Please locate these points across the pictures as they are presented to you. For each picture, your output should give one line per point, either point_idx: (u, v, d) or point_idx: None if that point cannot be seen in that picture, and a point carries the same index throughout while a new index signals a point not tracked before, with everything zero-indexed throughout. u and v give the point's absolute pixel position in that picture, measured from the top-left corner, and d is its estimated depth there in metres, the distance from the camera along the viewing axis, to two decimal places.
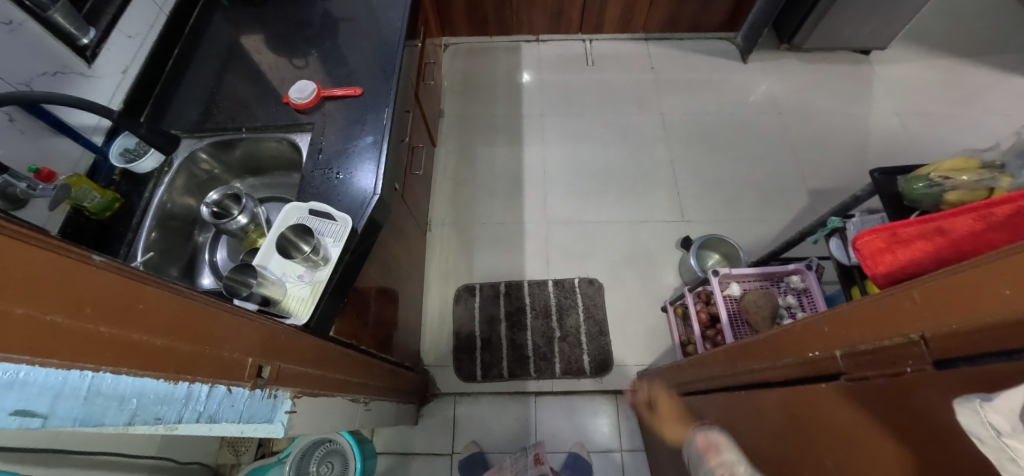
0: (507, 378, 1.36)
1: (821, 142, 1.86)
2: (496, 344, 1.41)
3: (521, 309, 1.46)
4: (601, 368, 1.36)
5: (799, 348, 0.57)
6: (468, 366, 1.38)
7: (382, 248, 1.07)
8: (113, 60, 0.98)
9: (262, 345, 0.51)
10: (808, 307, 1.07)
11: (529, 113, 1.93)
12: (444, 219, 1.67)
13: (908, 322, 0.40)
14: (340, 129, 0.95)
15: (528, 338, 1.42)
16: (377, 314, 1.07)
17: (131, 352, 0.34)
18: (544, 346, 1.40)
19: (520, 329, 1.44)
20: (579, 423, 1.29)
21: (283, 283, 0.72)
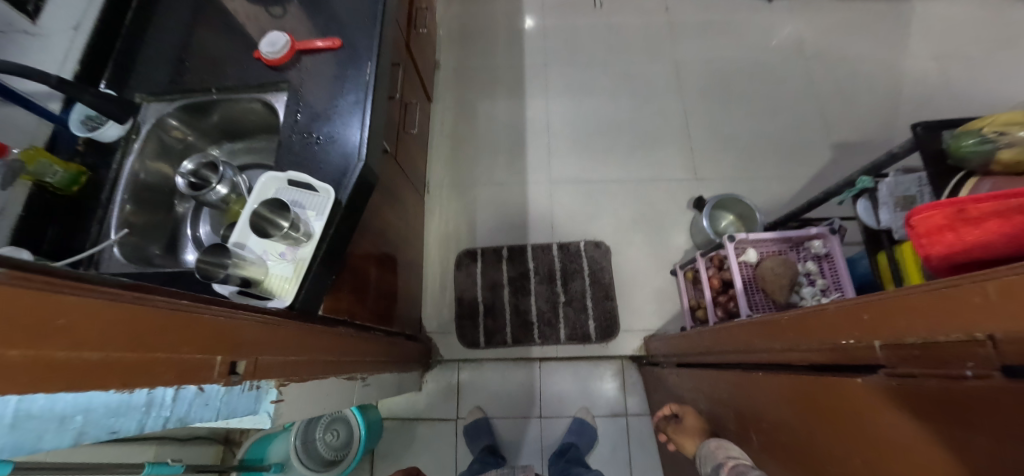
0: (510, 344, 1.33)
1: (851, 90, 1.70)
2: (499, 311, 1.38)
3: (525, 275, 1.41)
4: (607, 335, 1.33)
5: (823, 334, 0.51)
6: (470, 333, 1.35)
7: (375, 217, 1.01)
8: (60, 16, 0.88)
9: (234, 338, 0.47)
10: (828, 273, 1.00)
11: (532, 63, 1.77)
12: (443, 182, 1.58)
13: (961, 319, 0.33)
14: (319, 87, 0.85)
15: (532, 304, 1.37)
16: (376, 284, 1.03)
17: (60, 371, 0.29)
18: (548, 311, 1.37)
19: (523, 296, 1.39)
20: (583, 388, 1.28)
21: (265, 261, 0.67)
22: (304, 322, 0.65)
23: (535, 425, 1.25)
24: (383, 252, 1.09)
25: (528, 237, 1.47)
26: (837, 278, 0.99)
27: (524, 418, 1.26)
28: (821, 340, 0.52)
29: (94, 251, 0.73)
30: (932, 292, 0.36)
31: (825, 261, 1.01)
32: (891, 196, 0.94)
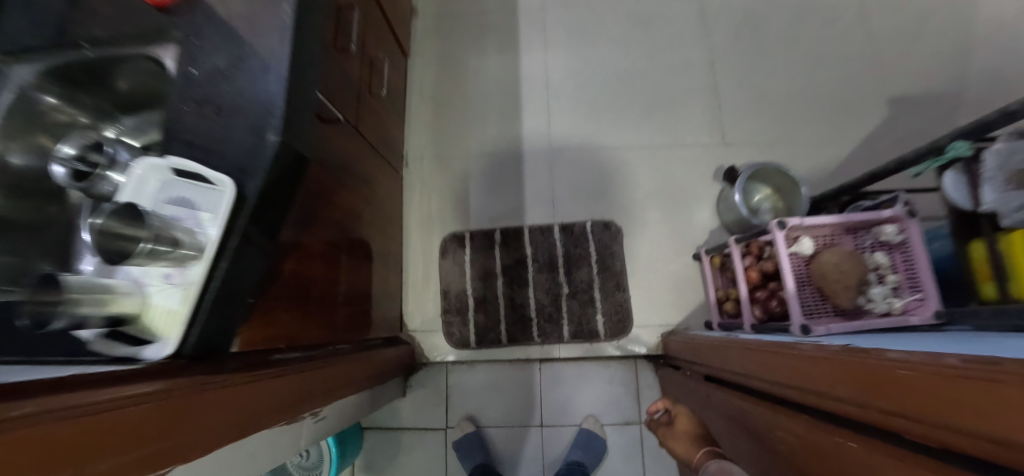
0: (506, 344, 1.14)
1: (915, 27, 1.39)
2: (492, 305, 1.17)
3: (522, 263, 1.19)
4: (616, 333, 1.13)
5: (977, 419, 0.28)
6: (460, 330, 1.16)
7: (327, 204, 0.79)
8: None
9: (96, 437, 0.27)
10: (903, 268, 0.79)
11: (526, 6, 1.47)
12: (424, 154, 1.34)
13: None
14: (217, 27, 0.55)
15: (530, 297, 1.16)
16: (324, 290, 0.81)
17: None
18: (549, 305, 1.15)
19: (520, 288, 1.17)
20: (590, 393, 1.11)
21: (142, 287, 0.46)
22: (219, 373, 0.45)
23: (535, 436, 1.09)
24: (339, 243, 0.86)
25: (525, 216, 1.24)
26: (914, 271, 0.78)
27: (522, 428, 1.10)
28: (969, 428, 0.29)
29: None
30: None
31: (897, 250, 0.80)
32: (1002, 169, 0.66)
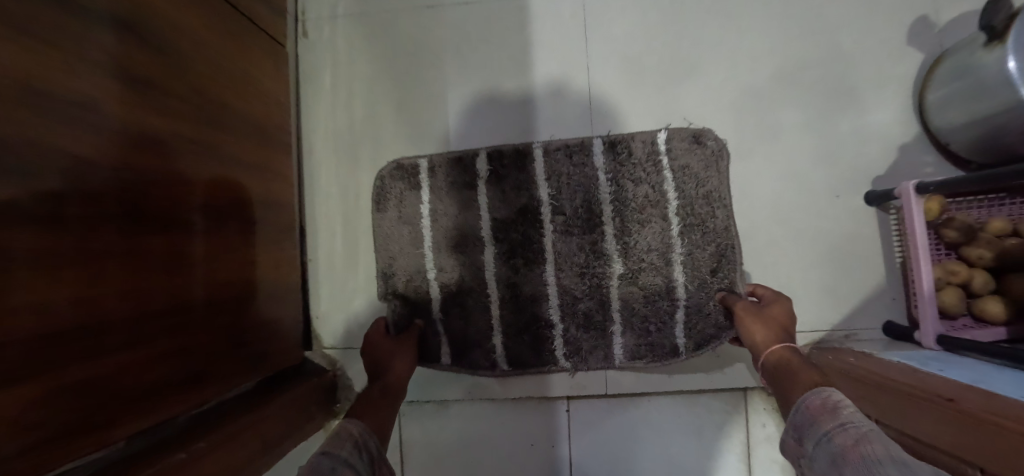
0: (506, 372, 0.61)
1: None
2: (477, 298, 0.61)
3: (533, 212, 0.61)
4: (705, 340, 0.59)
5: None
6: (421, 336, 0.62)
7: None
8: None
9: None
10: None
11: None
12: (336, 9, 0.69)
13: None
14: None
15: (551, 282, 0.60)
16: (33, 335, 0.27)
17: None
18: (586, 299, 0.60)
19: (526, 260, 0.61)
20: (666, 454, 0.60)
21: None
22: None
23: None
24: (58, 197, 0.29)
25: (535, 128, 0.64)
26: None
27: None
28: None
29: None
30: None
31: None
32: None
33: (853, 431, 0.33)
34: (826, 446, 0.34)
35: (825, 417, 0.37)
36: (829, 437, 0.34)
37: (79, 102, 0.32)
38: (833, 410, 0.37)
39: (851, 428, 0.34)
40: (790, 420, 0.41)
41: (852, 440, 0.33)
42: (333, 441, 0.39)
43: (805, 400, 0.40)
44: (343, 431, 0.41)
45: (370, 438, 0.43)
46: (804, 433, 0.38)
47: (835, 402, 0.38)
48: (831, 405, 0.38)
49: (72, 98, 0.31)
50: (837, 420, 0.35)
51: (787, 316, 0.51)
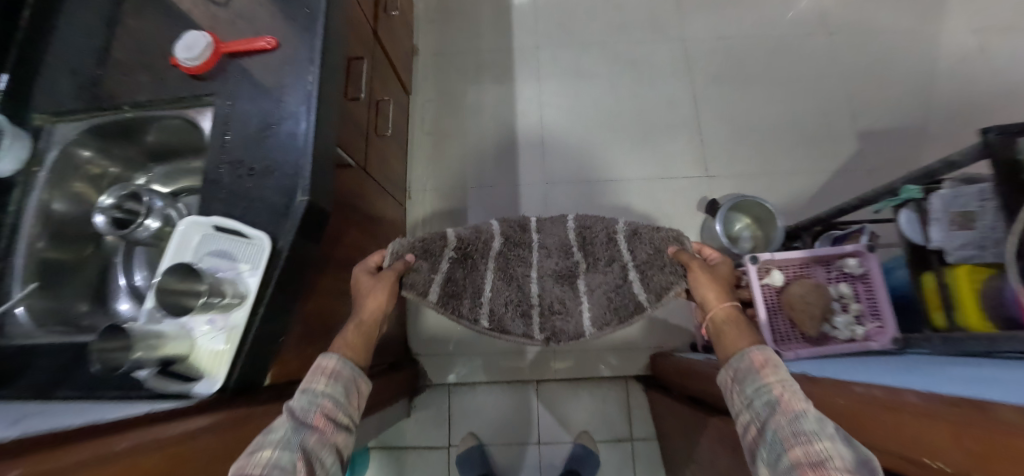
0: (488, 328, 0.96)
1: (877, 69, 1.52)
2: (472, 288, 0.93)
3: (523, 240, 0.96)
4: (661, 291, 0.88)
5: None
6: (411, 273, 0.85)
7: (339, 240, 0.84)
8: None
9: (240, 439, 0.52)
10: (865, 297, 0.86)
11: (523, 46, 1.62)
12: (425, 188, 1.49)
13: None
14: (253, 94, 0.69)
15: (533, 282, 0.95)
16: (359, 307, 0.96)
17: None
18: (562, 288, 0.95)
19: (513, 267, 0.95)
20: (587, 411, 1.18)
21: (190, 331, 0.55)
22: (198, 434, 0.45)
23: (533, 453, 1.15)
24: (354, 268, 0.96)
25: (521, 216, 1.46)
26: (874, 304, 0.85)
27: (521, 445, 1.16)
28: None
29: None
30: None
31: (859, 282, 0.87)
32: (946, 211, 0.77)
33: (784, 386, 0.55)
34: (764, 393, 0.56)
35: (767, 370, 0.59)
36: (769, 392, 0.56)
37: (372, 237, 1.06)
38: (772, 365, 0.59)
39: (785, 386, 0.55)
40: (733, 362, 0.63)
41: (782, 395, 0.55)
42: (312, 378, 0.62)
43: (751, 353, 0.62)
44: (320, 366, 0.64)
45: (340, 368, 0.65)
46: (746, 377, 0.61)
47: (771, 359, 0.60)
48: (770, 364, 0.59)
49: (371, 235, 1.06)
50: (776, 377, 0.57)
51: (727, 281, 0.78)
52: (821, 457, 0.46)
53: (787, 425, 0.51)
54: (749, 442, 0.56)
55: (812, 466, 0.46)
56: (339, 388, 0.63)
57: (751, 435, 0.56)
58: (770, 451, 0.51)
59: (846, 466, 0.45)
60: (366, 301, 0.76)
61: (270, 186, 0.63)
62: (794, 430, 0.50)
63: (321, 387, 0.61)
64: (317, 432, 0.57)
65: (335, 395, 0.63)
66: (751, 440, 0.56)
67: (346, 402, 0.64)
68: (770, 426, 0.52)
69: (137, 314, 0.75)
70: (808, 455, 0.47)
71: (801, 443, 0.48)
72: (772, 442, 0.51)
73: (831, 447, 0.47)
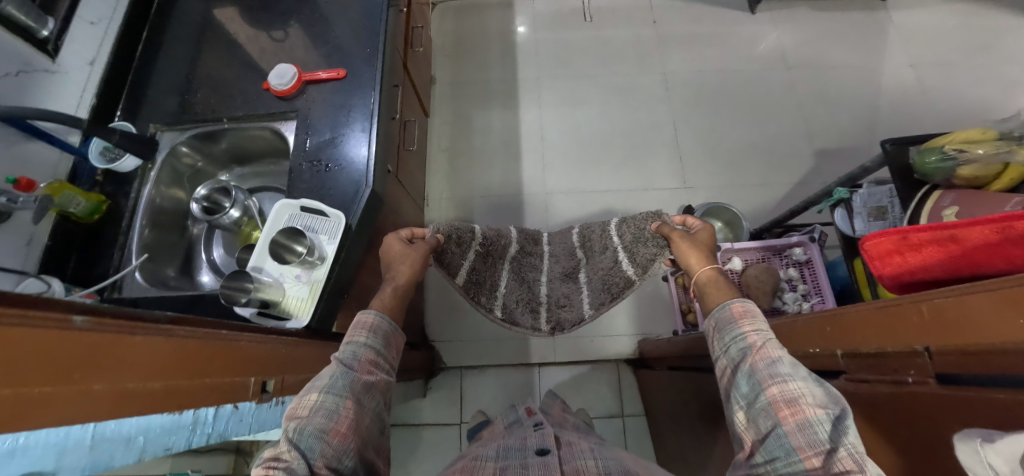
0: (500, 319, 1.15)
1: (831, 98, 1.77)
2: (489, 284, 1.11)
3: (535, 250, 1.12)
4: (647, 264, 0.99)
5: (953, 361, 0.36)
6: (444, 255, 0.97)
7: (381, 232, 1.03)
8: (83, 9, 0.92)
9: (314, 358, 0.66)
10: (809, 279, 1.09)
11: (526, 77, 1.87)
12: (442, 196, 1.70)
13: (969, 333, 0.33)
14: (328, 113, 0.90)
15: (541, 285, 1.13)
16: None
17: (928, 335, 0.37)
18: (563, 281, 1.13)
19: (525, 272, 1.13)
20: (583, 391, 1.37)
21: (281, 283, 0.72)
22: (292, 341, 0.59)
23: None
24: None
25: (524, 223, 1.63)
26: (817, 282, 1.08)
27: None
28: (899, 346, 0.41)
29: (117, 277, 0.77)
30: (943, 297, 0.36)
31: (806, 268, 1.11)
32: (865, 205, 1.02)
33: (760, 333, 0.57)
34: (741, 340, 0.57)
35: (745, 319, 0.59)
36: (745, 340, 0.57)
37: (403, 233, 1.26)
38: (749, 314, 0.60)
39: (760, 333, 0.57)
40: (713, 314, 0.63)
41: (759, 343, 0.56)
42: (355, 331, 0.67)
43: (732, 305, 0.62)
44: (360, 322, 0.67)
45: (377, 322, 0.68)
46: (724, 325, 0.61)
47: (750, 309, 0.60)
48: (747, 312, 0.60)
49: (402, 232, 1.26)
50: (754, 325, 0.58)
51: (707, 247, 0.83)
52: (795, 395, 0.48)
53: (764, 369, 0.52)
54: (725, 382, 0.59)
55: (786, 403, 0.48)
56: (379, 340, 0.67)
57: (727, 376, 0.58)
58: (745, 390, 0.54)
59: (818, 402, 0.47)
60: (399, 269, 0.84)
61: (342, 178, 0.83)
62: (770, 373, 0.51)
63: (362, 340, 0.65)
64: (360, 378, 0.61)
65: (376, 347, 0.66)
66: (726, 380, 0.59)
67: (387, 350, 0.68)
68: (747, 370, 0.54)
69: (219, 285, 0.93)
70: (783, 393, 0.49)
71: (777, 383, 0.50)
72: (747, 382, 0.54)
73: (806, 386, 0.49)
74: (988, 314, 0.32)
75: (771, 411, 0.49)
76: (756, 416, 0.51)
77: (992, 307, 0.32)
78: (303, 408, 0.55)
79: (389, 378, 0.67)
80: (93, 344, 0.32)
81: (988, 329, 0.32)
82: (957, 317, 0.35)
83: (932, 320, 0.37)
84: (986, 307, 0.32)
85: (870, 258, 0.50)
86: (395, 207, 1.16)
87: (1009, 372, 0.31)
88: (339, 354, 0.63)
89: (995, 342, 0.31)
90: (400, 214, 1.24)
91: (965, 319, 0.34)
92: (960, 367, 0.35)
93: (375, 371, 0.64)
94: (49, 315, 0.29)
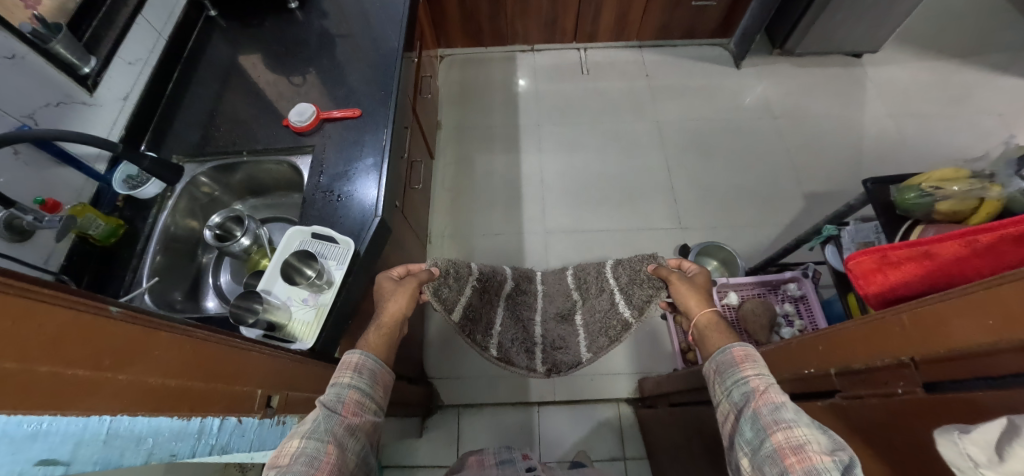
0: (495, 358, 1.11)
1: (815, 145, 1.87)
2: (485, 321, 1.08)
3: (528, 289, 1.14)
4: (644, 305, 0.97)
5: (945, 369, 0.37)
6: (442, 290, 0.95)
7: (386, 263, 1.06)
8: (123, 51, 0.99)
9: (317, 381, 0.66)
10: (805, 314, 1.11)
11: (527, 123, 1.99)
12: (444, 233, 1.75)
13: (959, 338, 0.36)
14: (340, 150, 0.96)
15: (536, 324, 1.14)
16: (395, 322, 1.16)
17: (919, 344, 0.40)
18: (563, 321, 1.14)
19: (520, 310, 1.14)
20: (583, 432, 1.33)
21: (288, 307, 0.74)
22: (296, 358, 0.60)
23: None
24: None
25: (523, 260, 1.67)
26: (812, 317, 1.10)
27: None
28: (892, 358, 0.43)
29: (127, 298, 0.79)
30: (929, 306, 0.39)
31: (801, 303, 1.13)
32: (854, 242, 1.02)
33: (762, 378, 0.57)
34: (744, 384, 0.58)
35: (746, 363, 0.60)
36: (748, 384, 0.57)
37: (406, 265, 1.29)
38: (750, 359, 0.61)
39: (762, 378, 0.57)
40: (715, 357, 0.64)
41: (762, 388, 0.57)
42: (340, 372, 0.65)
43: (732, 347, 0.63)
44: (344, 362, 0.66)
45: (362, 361, 0.66)
46: (727, 370, 0.62)
47: (751, 353, 0.62)
48: (748, 357, 0.61)
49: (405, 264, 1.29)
50: (755, 369, 0.59)
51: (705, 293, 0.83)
52: (800, 442, 0.48)
53: (768, 414, 0.52)
54: (731, 429, 0.59)
55: (792, 450, 0.47)
56: (365, 380, 0.65)
57: (732, 423, 0.58)
58: (750, 436, 0.53)
59: (825, 450, 0.46)
60: (386, 305, 0.81)
61: (353, 208, 0.87)
62: (775, 418, 0.51)
63: (346, 381, 0.63)
64: (343, 421, 0.59)
65: (362, 387, 0.65)
66: (731, 428, 0.58)
67: (374, 390, 0.66)
68: (751, 416, 0.54)
69: (223, 311, 0.95)
70: (788, 440, 0.48)
71: (782, 429, 0.50)
72: (752, 428, 0.53)
73: (811, 433, 0.48)
74: (975, 316, 0.34)
75: (776, 458, 0.48)
76: (761, 463, 0.50)
77: (978, 311, 0.34)
78: (284, 456, 0.54)
79: (376, 420, 0.65)
80: (120, 335, 0.34)
81: (978, 330, 0.34)
82: (948, 323, 0.37)
83: (923, 329, 0.39)
84: (972, 310, 0.35)
85: (857, 277, 0.57)
86: (399, 239, 1.20)
87: (999, 372, 0.33)
88: (324, 396, 0.62)
89: (983, 344, 0.34)
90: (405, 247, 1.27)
91: (954, 322, 0.36)
92: (948, 373, 0.37)
93: (360, 412, 0.62)
94: (81, 303, 0.32)
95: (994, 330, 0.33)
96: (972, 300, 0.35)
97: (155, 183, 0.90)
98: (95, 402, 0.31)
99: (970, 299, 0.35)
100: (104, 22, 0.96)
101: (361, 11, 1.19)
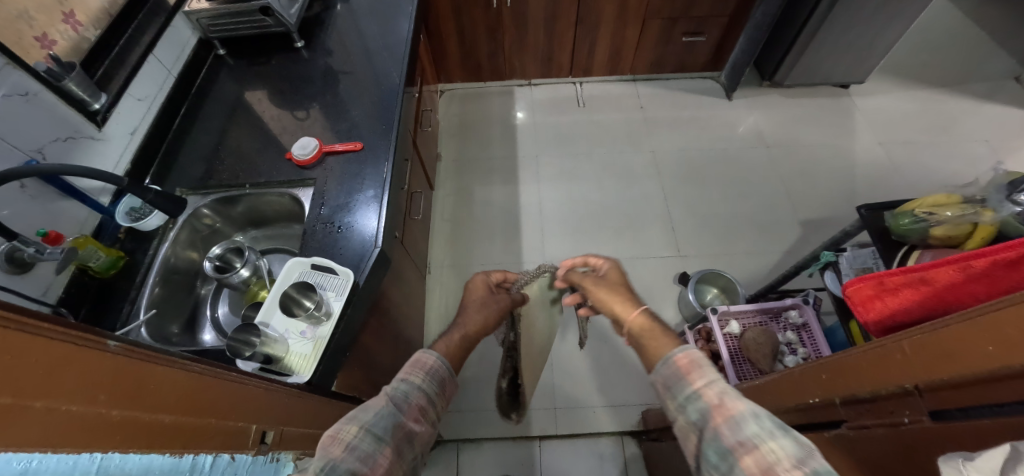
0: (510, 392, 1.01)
1: (808, 172, 1.92)
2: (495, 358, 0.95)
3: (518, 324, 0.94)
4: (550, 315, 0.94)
5: (952, 399, 0.37)
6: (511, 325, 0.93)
7: (384, 294, 1.06)
8: (133, 87, 1.03)
9: (313, 416, 0.65)
10: (808, 342, 1.10)
11: (525, 154, 2.05)
12: (443, 263, 1.75)
13: (963, 366, 0.35)
14: (343, 182, 0.98)
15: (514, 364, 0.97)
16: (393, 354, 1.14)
17: (923, 373, 0.39)
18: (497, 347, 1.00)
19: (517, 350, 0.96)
20: (588, 468, 1.27)
21: (286, 339, 0.73)
22: (291, 391, 0.59)
23: None
24: (394, 321, 1.17)
25: None
26: (816, 345, 1.08)
27: None
28: (896, 387, 0.42)
29: (123, 331, 0.79)
30: (929, 333, 0.39)
31: (804, 331, 1.12)
32: (852, 268, 1.02)
33: (714, 389, 0.59)
34: (700, 398, 0.60)
35: (694, 373, 0.62)
36: (703, 400, 0.59)
37: (405, 295, 1.28)
38: (695, 367, 0.63)
39: (713, 388, 0.59)
40: (662, 372, 0.66)
41: (717, 401, 0.58)
42: (411, 370, 0.66)
43: (677, 358, 0.65)
44: (420, 361, 0.67)
45: (436, 365, 0.67)
46: (675, 384, 0.64)
47: (694, 359, 0.64)
48: (694, 366, 0.63)
49: (405, 294, 1.28)
50: (703, 380, 0.61)
51: (616, 291, 0.83)
52: (770, 461, 0.49)
53: (731, 434, 0.53)
54: (693, 447, 0.60)
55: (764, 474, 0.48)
56: (433, 386, 0.66)
57: (694, 441, 0.60)
58: (716, 460, 0.54)
59: (794, 465, 0.48)
60: (472, 316, 0.83)
61: (353, 239, 0.88)
62: (739, 439, 0.52)
63: (416, 381, 0.65)
64: (405, 420, 0.60)
65: (428, 393, 0.65)
66: (695, 447, 0.60)
67: (437, 401, 0.66)
68: (714, 436, 0.55)
69: (218, 344, 0.94)
70: (759, 465, 0.49)
71: (749, 452, 0.51)
72: (716, 451, 0.54)
73: (777, 448, 0.49)
74: (978, 343, 0.34)
75: None
76: None
77: (982, 336, 0.34)
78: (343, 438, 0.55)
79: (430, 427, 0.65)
80: (116, 368, 0.34)
81: (982, 359, 0.34)
82: (949, 350, 0.37)
83: (926, 358, 0.39)
84: (973, 337, 0.35)
85: (856, 305, 0.58)
86: (399, 270, 1.20)
87: (1004, 399, 0.32)
88: (392, 389, 0.63)
89: (988, 372, 0.33)
90: (404, 277, 1.27)
91: (955, 350, 0.36)
92: (956, 401, 0.36)
93: (420, 417, 0.63)
94: (78, 337, 0.32)
95: (997, 358, 0.32)
96: (973, 326, 0.35)
97: (157, 216, 0.92)
98: (88, 439, 0.30)
99: (971, 326, 0.35)
100: (115, 61, 1.00)
101: (365, 51, 1.25)
